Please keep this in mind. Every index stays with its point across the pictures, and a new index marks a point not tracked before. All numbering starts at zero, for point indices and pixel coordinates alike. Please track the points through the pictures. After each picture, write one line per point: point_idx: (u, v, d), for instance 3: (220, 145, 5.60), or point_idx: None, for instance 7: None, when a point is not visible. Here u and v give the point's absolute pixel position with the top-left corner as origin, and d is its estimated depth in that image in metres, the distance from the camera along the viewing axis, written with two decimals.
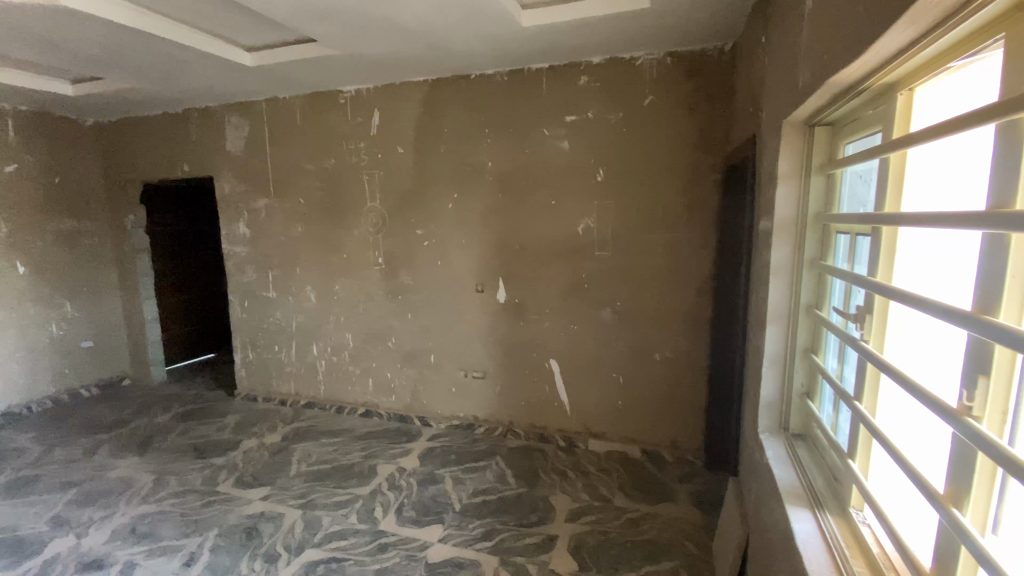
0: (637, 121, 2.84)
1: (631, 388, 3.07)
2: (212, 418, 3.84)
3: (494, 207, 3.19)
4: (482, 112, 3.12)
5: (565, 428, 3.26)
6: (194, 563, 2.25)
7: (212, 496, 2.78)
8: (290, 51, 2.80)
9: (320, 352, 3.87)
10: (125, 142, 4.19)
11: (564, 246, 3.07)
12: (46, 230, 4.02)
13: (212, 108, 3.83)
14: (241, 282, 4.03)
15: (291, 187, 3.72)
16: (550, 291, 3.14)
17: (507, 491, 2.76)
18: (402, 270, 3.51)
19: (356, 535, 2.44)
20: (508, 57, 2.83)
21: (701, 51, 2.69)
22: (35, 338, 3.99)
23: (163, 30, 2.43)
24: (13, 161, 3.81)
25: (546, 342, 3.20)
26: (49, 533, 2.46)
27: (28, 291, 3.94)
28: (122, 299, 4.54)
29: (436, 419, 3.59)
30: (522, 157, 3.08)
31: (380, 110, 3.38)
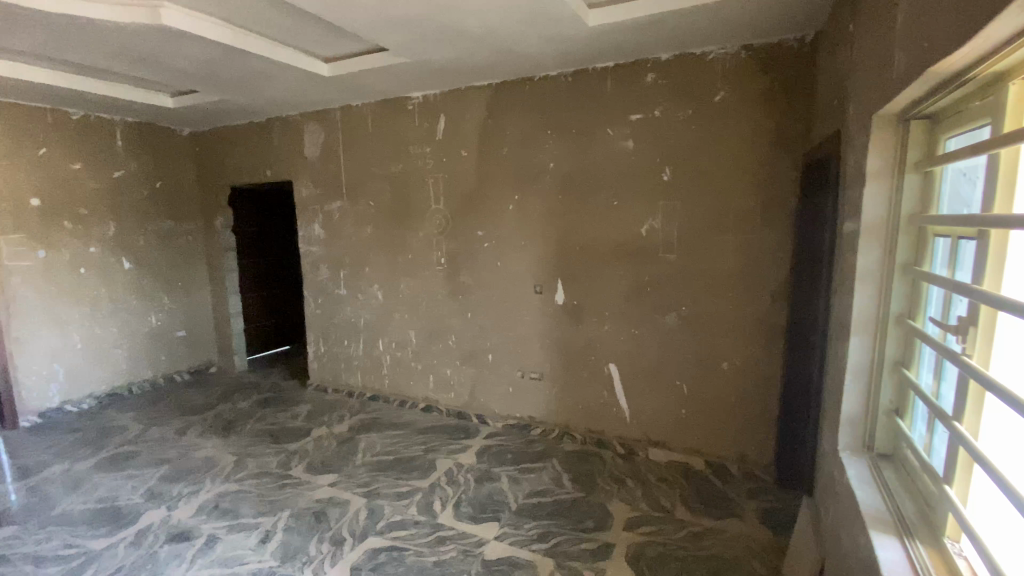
0: (706, 118, 2.73)
1: (696, 396, 2.95)
2: (287, 406, 4.10)
3: (555, 209, 3.18)
4: (545, 113, 3.13)
5: (624, 434, 3.20)
6: (269, 541, 2.40)
7: (285, 479, 2.96)
8: (362, 60, 2.94)
9: (385, 348, 4.02)
10: (216, 149, 4.57)
11: (626, 247, 3.01)
12: (148, 229, 4.46)
13: (292, 117, 4.10)
14: (314, 280, 4.27)
15: (361, 190, 3.90)
16: (611, 294, 3.09)
17: (563, 495, 2.74)
18: (463, 270, 3.58)
19: (416, 526, 2.51)
20: (573, 58, 2.81)
21: (779, 43, 2.55)
22: (137, 327, 4.43)
23: (251, 44, 2.62)
24: (121, 168, 4.24)
25: (606, 345, 3.15)
26: (145, 505, 2.72)
27: (133, 284, 4.38)
28: (210, 293, 4.94)
29: (494, 418, 3.64)
30: (585, 158, 3.05)
31: (446, 115, 3.46)
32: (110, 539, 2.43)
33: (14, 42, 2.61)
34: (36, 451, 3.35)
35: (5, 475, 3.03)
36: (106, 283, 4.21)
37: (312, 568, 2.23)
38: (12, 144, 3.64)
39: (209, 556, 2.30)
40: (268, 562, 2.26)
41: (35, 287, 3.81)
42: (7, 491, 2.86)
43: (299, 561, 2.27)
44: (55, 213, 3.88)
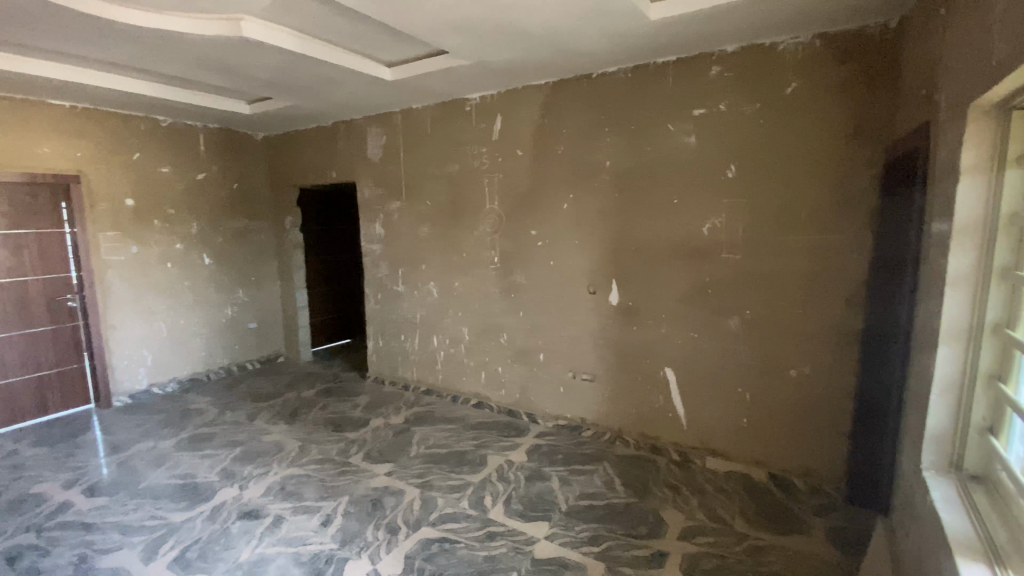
0: (776, 112, 2.60)
1: (758, 404, 2.82)
2: (346, 396, 4.28)
3: (611, 208, 3.13)
4: (603, 111, 3.09)
5: (679, 440, 3.10)
6: (330, 524, 2.52)
7: (345, 466, 3.09)
8: (423, 64, 3.02)
9: (440, 344, 4.12)
10: (287, 152, 4.85)
11: (685, 246, 2.92)
12: (226, 227, 4.80)
13: (356, 120, 4.28)
14: (374, 276, 4.44)
15: (419, 191, 4.02)
16: (668, 296, 3.00)
17: (615, 499, 2.69)
18: (516, 269, 3.60)
19: (467, 519, 2.55)
20: (633, 53, 2.76)
21: (859, 31, 2.39)
22: (215, 318, 4.77)
23: (320, 52, 2.76)
24: (204, 170, 4.59)
25: (662, 348, 3.07)
26: (220, 483, 2.92)
27: (212, 278, 4.73)
28: (279, 288, 5.25)
29: (545, 417, 3.63)
30: (643, 155, 2.98)
31: (502, 115, 3.49)
32: (189, 513, 2.63)
33: (115, 57, 2.87)
34: (126, 429, 3.68)
35: (101, 450, 3.35)
36: (189, 276, 4.56)
37: (369, 553, 2.31)
38: (112, 149, 4.02)
39: (276, 535, 2.44)
40: (328, 544, 2.37)
41: (130, 279, 4.19)
42: (102, 464, 3.16)
43: (356, 545, 2.36)
44: (146, 212, 4.25)
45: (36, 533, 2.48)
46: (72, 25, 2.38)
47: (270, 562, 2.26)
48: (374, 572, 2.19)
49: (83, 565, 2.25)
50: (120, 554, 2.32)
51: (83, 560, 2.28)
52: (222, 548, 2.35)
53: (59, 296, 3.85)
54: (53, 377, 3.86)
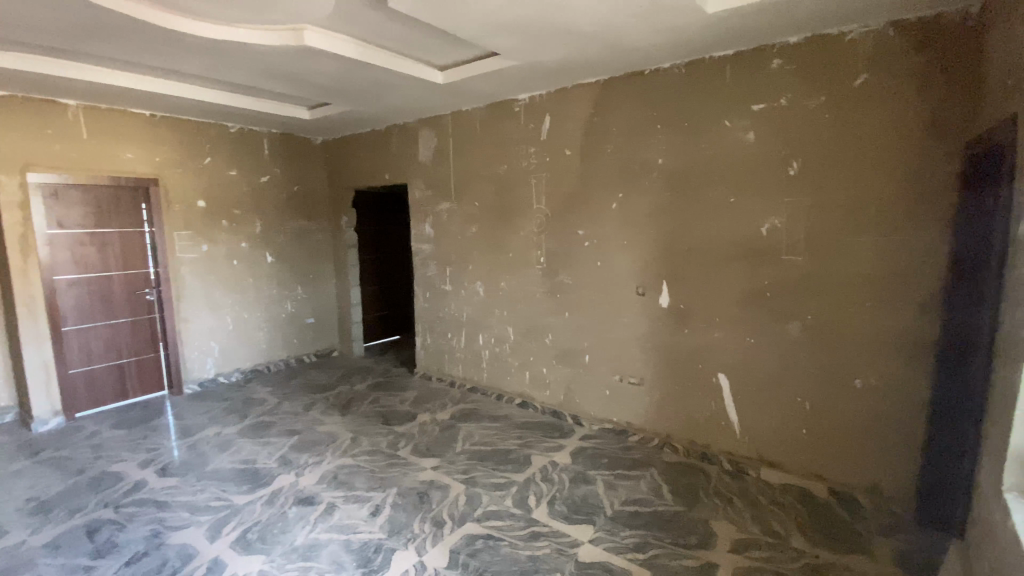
0: (843, 106, 2.45)
1: (819, 415, 2.67)
2: (395, 391, 4.40)
3: (662, 207, 3.06)
4: (656, 108, 3.02)
5: (731, 449, 2.98)
6: (379, 514, 2.59)
7: (394, 459, 3.18)
8: (474, 66, 3.06)
9: (485, 343, 4.16)
10: (344, 155, 5.06)
11: (742, 247, 2.80)
12: (286, 227, 5.05)
13: (408, 123, 4.40)
14: (423, 275, 4.54)
15: (467, 191, 4.07)
16: (722, 298, 2.90)
17: (662, 507, 2.62)
18: (562, 270, 3.58)
19: (511, 517, 2.56)
20: (687, 48, 2.69)
21: (937, 17, 2.22)
22: (276, 313, 5.03)
23: (375, 57, 2.86)
24: (267, 173, 4.86)
25: (715, 353, 2.96)
26: (277, 469, 3.07)
27: (274, 276, 4.99)
28: (334, 285, 5.48)
29: (590, 420, 3.59)
30: (698, 152, 2.89)
31: (551, 115, 3.48)
32: (249, 496, 2.78)
33: (191, 68, 3.09)
34: (195, 415, 3.94)
35: (172, 434, 3.60)
36: (253, 273, 4.83)
37: (415, 545, 2.36)
38: (186, 155, 4.32)
39: (328, 521, 2.54)
40: (377, 534, 2.44)
41: (200, 276, 4.49)
42: (173, 447, 3.40)
43: (404, 536, 2.42)
44: (215, 213, 4.53)
45: (115, 508, 2.69)
46: (154, 40, 2.58)
47: (322, 547, 2.35)
48: (420, 564, 2.23)
49: (156, 540, 2.42)
50: (188, 531, 2.49)
51: (155, 535, 2.46)
52: (279, 532, 2.47)
53: (139, 291, 4.18)
54: (132, 364, 4.18)
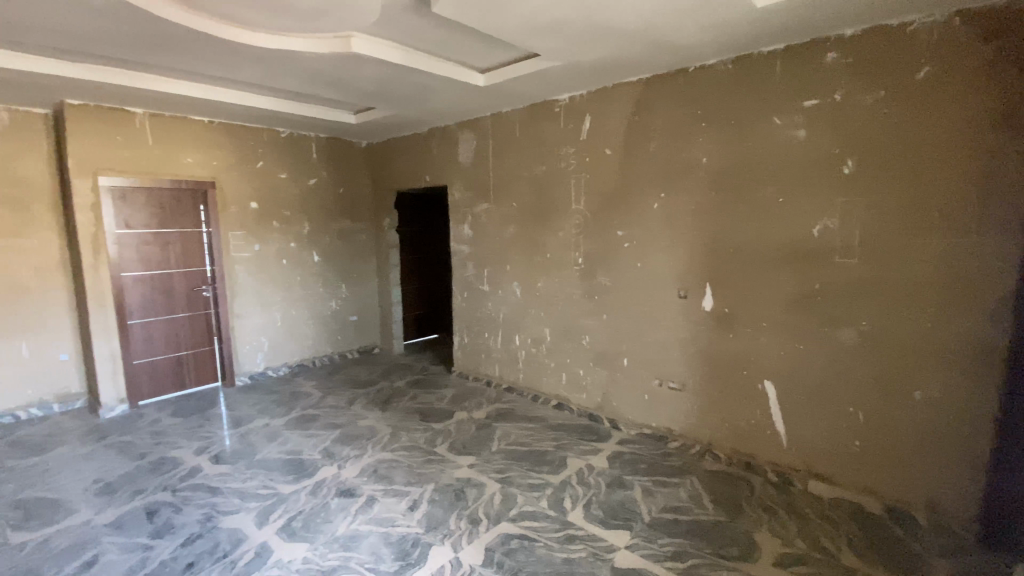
0: (903, 102, 2.32)
1: (874, 426, 2.53)
2: (434, 389, 4.47)
3: (706, 207, 2.98)
4: (700, 105, 2.94)
5: (778, 459, 2.86)
6: (416, 509, 2.64)
7: (432, 455, 3.23)
8: (515, 67, 3.08)
9: (522, 343, 4.16)
10: (387, 157, 5.19)
11: (792, 250, 2.69)
12: (332, 228, 5.23)
13: (449, 126, 4.47)
14: (462, 275, 4.59)
15: (506, 192, 4.10)
16: (770, 302, 2.80)
17: (702, 516, 2.54)
18: (601, 271, 3.54)
19: (547, 519, 2.55)
20: (735, 43, 2.61)
21: (1010, 4, 2.07)
22: (321, 310, 5.21)
23: (418, 62, 2.92)
24: (315, 176, 5.04)
25: (760, 358, 2.86)
26: (321, 461, 3.18)
27: (319, 274, 5.17)
28: (376, 284, 5.63)
29: (627, 424, 3.53)
30: (745, 150, 2.80)
31: (591, 114, 3.45)
32: (295, 486, 2.89)
33: (246, 76, 3.25)
34: (245, 406, 4.13)
35: (225, 423, 3.78)
36: (300, 272, 5.02)
37: (451, 541, 2.39)
38: (241, 158, 4.54)
39: (368, 513, 2.61)
40: (415, 528, 2.48)
41: (252, 274, 4.71)
42: (225, 436, 3.57)
43: (440, 532, 2.46)
44: (267, 214, 4.74)
45: (173, 492, 2.85)
46: (213, 50, 2.72)
47: (363, 539, 2.41)
48: (456, 560, 2.26)
49: (208, 523, 2.55)
50: (239, 516, 2.61)
51: (208, 519, 2.59)
52: (322, 521, 2.56)
53: (196, 287, 4.42)
54: (189, 356, 4.43)
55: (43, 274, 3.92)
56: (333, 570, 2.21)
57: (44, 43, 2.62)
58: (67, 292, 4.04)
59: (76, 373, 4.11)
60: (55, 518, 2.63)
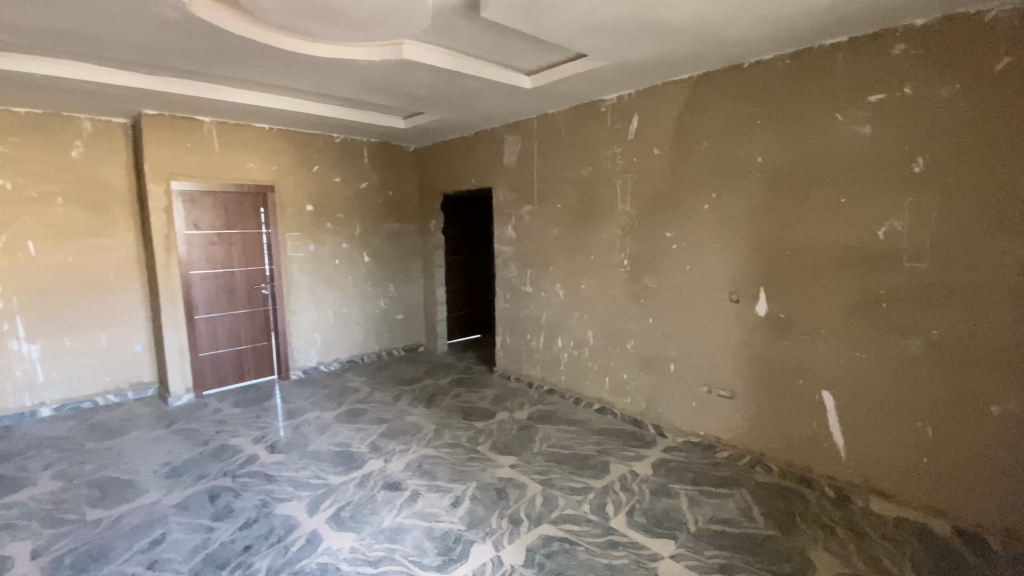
0: (982, 95, 2.16)
1: (944, 443, 2.35)
2: (477, 388, 4.52)
3: (761, 208, 2.87)
4: (755, 102, 2.84)
5: (835, 473, 2.71)
6: (459, 506, 2.68)
7: (474, 454, 3.27)
8: (563, 68, 3.08)
9: (565, 346, 4.14)
10: (435, 160, 5.31)
11: (854, 254, 2.55)
12: (381, 229, 5.39)
13: (495, 129, 4.51)
14: (506, 276, 4.62)
15: (551, 194, 4.10)
16: (829, 307, 2.66)
17: (752, 530, 2.44)
18: (648, 273, 3.48)
19: (588, 524, 2.53)
20: (794, 36, 2.50)
21: None
22: (369, 309, 5.38)
23: (466, 66, 2.98)
24: (366, 179, 5.22)
25: (818, 366, 2.72)
26: (368, 454, 3.28)
27: (369, 274, 5.34)
28: (422, 285, 5.76)
29: (673, 431, 3.45)
30: (804, 148, 2.68)
31: (640, 114, 3.40)
32: (344, 477, 3.00)
33: (304, 84, 3.41)
34: (299, 399, 4.32)
35: (280, 415, 3.97)
36: (351, 272, 5.21)
37: (493, 539, 2.41)
38: (298, 163, 4.76)
39: (412, 507, 2.67)
40: (457, 525, 2.52)
41: (307, 273, 4.92)
42: (280, 426, 3.75)
43: (482, 529, 2.48)
44: (321, 216, 4.94)
45: (232, 477, 3.03)
46: (274, 60, 2.87)
47: (407, 532, 2.47)
48: (497, 559, 2.27)
49: (264, 509, 2.69)
50: (292, 504, 2.73)
51: (264, 505, 2.73)
52: (369, 512, 2.64)
53: (256, 285, 4.67)
54: (249, 350, 4.68)
55: (122, 271, 4.26)
56: (379, 560, 2.27)
57: (125, 58, 2.84)
58: (142, 288, 4.37)
59: (148, 363, 4.44)
60: (129, 497, 2.84)
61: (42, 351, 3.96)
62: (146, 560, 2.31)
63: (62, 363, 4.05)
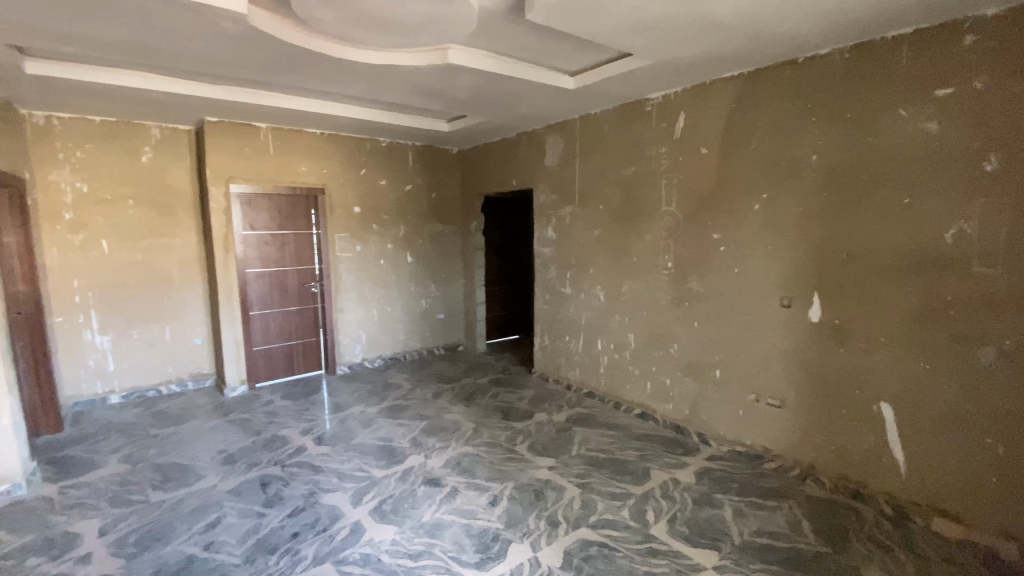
0: None
1: (1018, 462, 2.18)
2: (515, 388, 4.54)
3: (815, 209, 2.75)
4: (810, 98, 2.73)
5: (894, 490, 2.56)
6: (497, 505, 2.70)
7: (512, 454, 3.28)
8: (606, 69, 3.06)
9: (605, 348, 4.10)
10: (477, 163, 5.37)
11: (919, 257, 2.40)
12: (424, 230, 5.50)
13: (537, 130, 4.53)
14: (545, 277, 4.62)
15: (593, 195, 4.07)
16: (889, 314, 2.52)
17: (802, 545, 2.34)
18: (692, 276, 3.40)
19: (627, 530, 2.49)
20: (853, 30, 2.39)
21: None
22: (412, 308, 5.50)
23: (510, 69, 3.00)
24: (410, 182, 5.35)
25: (876, 376, 2.58)
26: (409, 450, 3.36)
27: (412, 274, 5.46)
28: (462, 285, 5.84)
29: (717, 439, 3.35)
30: (862, 147, 2.55)
31: (686, 112, 3.33)
32: (386, 471, 3.08)
33: (353, 90, 3.54)
34: (344, 393, 4.46)
35: (326, 408, 4.12)
36: (395, 272, 5.34)
37: (530, 540, 2.42)
38: (347, 166, 4.92)
39: (451, 504, 2.71)
40: (495, 523, 2.54)
41: (354, 273, 5.09)
42: (327, 419, 3.89)
43: (520, 529, 2.49)
44: (368, 218, 5.10)
45: (282, 466, 3.17)
46: (326, 68, 2.99)
47: (446, 528, 2.51)
48: (534, 559, 2.28)
49: (311, 498, 2.79)
50: (337, 495, 2.83)
51: (311, 494, 2.84)
52: (409, 506, 2.70)
53: (306, 284, 4.87)
54: (298, 346, 4.88)
55: (184, 269, 4.54)
56: (418, 554, 2.32)
57: (191, 68, 3.03)
58: (201, 285, 4.63)
59: (206, 356, 4.71)
60: (188, 481, 3.02)
61: (112, 342, 4.26)
62: (203, 542, 2.45)
63: (130, 354, 4.34)
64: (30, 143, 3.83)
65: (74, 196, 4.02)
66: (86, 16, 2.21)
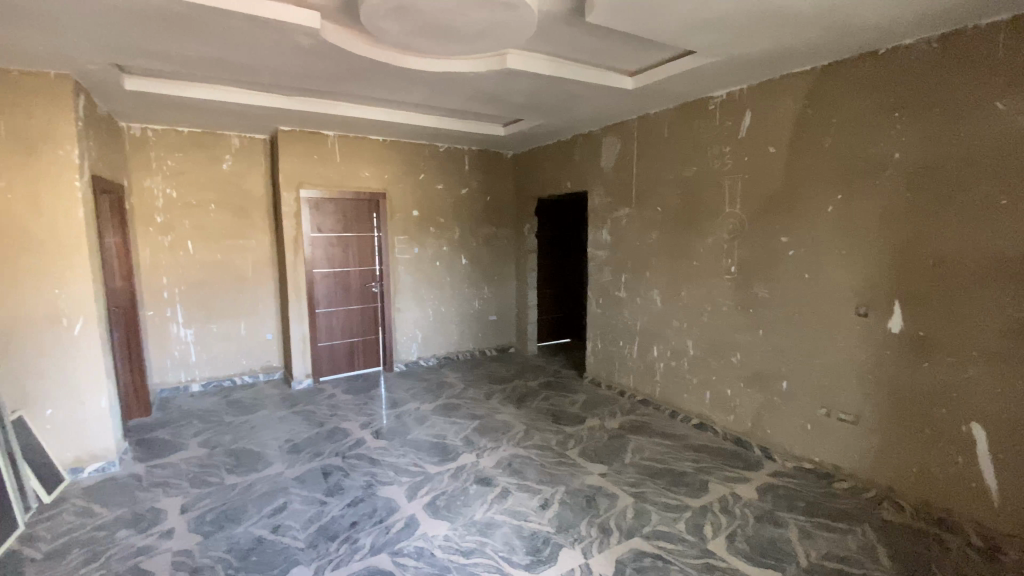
0: None
1: None
2: (567, 392, 4.51)
3: (897, 210, 2.55)
4: (893, 92, 2.54)
5: (985, 520, 2.33)
6: (547, 508, 2.69)
7: (563, 458, 3.26)
8: (667, 68, 2.99)
9: (661, 354, 3.99)
10: (532, 166, 5.40)
11: (1019, 265, 2.17)
12: (479, 233, 5.60)
13: (593, 132, 4.49)
14: (600, 281, 4.57)
15: (650, 197, 3.98)
16: (983, 326, 2.29)
17: (876, 573, 2.17)
18: (757, 281, 3.24)
19: (682, 543, 2.41)
20: (944, 17, 2.20)
21: None
22: (465, 309, 5.60)
23: (568, 72, 3.00)
24: (466, 185, 5.46)
25: (966, 394, 2.36)
26: (462, 448, 3.42)
27: (466, 276, 5.56)
28: (515, 287, 5.89)
29: (782, 454, 3.18)
30: (952, 144, 2.34)
31: (753, 111, 3.19)
32: (439, 467, 3.15)
33: (414, 98, 3.66)
34: (401, 390, 4.61)
35: (384, 403, 4.28)
36: (450, 273, 5.47)
37: (581, 546, 2.39)
38: (407, 171, 5.09)
39: (502, 504, 2.73)
40: (545, 527, 2.53)
41: (412, 274, 5.25)
42: (384, 414, 4.04)
43: (571, 535, 2.47)
44: (425, 220, 5.25)
45: (342, 457, 3.32)
46: (391, 77, 3.12)
47: (497, 527, 2.53)
48: (586, 566, 2.25)
49: (369, 490, 2.91)
50: (393, 488, 2.93)
51: (369, 486, 2.96)
52: (462, 504, 2.74)
53: (366, 284, 5.07)
54: (359, 343, 5.10)
55: (257, 269, 4.86)
56: (470, 552, 2.35)
57: (268, 81, 3.25)
58: (273, 285, 4.94)
59: (275, 350, 5.01)
60: (258, 467, 3.23)
61: (194, 335, 4.63)
62: (271, 524, 2.61)
63: (209, 347, 4.70)
64: (129, 153, 4.24)
65: (164, 201, 4.41)
66: (179, 36, 2.42)
